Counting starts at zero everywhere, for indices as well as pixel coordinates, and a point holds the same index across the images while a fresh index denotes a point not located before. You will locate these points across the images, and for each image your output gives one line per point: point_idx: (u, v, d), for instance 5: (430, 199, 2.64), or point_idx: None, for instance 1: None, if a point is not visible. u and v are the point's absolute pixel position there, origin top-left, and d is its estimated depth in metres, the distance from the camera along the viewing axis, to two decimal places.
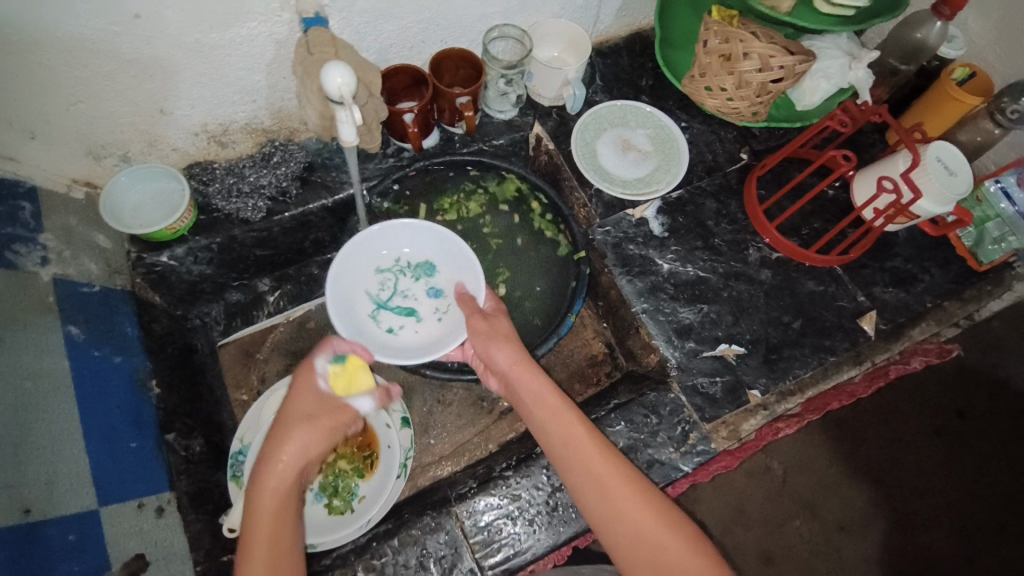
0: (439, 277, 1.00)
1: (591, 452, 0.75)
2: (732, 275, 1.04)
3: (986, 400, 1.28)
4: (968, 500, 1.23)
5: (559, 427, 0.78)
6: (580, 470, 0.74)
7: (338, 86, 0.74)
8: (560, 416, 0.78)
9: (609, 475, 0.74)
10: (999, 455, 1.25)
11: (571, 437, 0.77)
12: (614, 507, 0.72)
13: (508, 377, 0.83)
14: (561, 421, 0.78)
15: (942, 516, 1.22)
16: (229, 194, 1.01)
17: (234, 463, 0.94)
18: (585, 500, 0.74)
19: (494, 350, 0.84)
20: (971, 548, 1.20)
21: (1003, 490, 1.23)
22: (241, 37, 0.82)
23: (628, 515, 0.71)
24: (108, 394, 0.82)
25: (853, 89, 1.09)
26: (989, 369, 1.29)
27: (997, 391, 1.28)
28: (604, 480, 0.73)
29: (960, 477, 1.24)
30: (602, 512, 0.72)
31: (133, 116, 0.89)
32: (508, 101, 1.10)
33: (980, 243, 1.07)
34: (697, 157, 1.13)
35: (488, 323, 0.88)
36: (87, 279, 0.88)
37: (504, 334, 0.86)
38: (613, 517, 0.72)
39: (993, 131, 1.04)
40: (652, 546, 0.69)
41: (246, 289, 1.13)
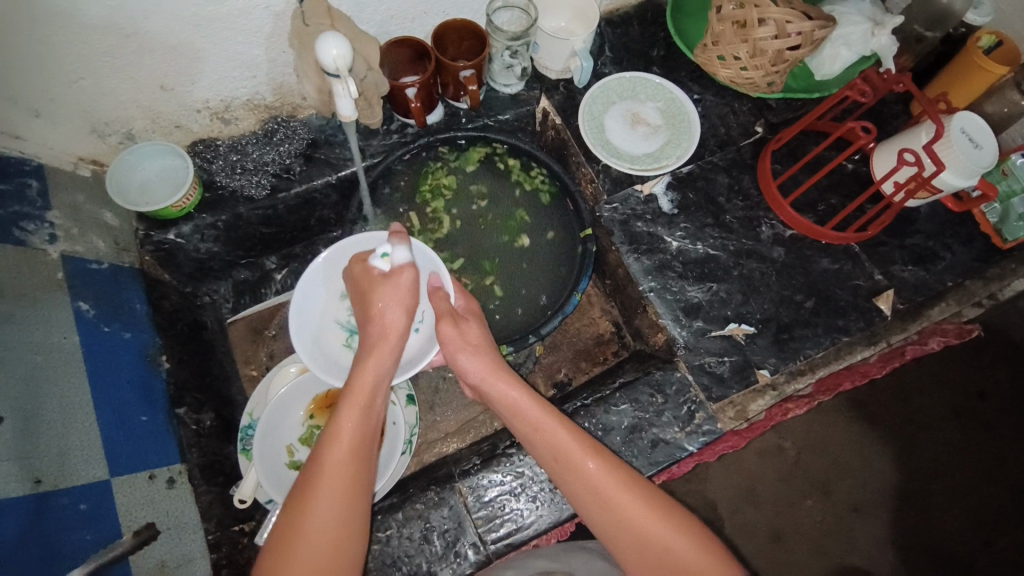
0: None
1: (583, 461, 0.74)
2: (743, 253, 1.01)
3: (1009, 382, 1.24)
4: (986, 482, 1.20)
5: (542, 436, 0.77)
6: (569, 477, 0.74)
7: (333, 58, 0.72)
8: (545, 428, 0.77)
9: (601, 478, 0.73)
10: (1018, 437, 1.22)
11: (556, 446, 0.76)
12: (609, 505, 0.72)
13: (480, 386, 0.83)
14: (546, 433, 0.77)
15: (959, 499, 1.19)
16: (233, 171, 1.01)
17: (244, 437, 0.97)
18: (580, 505, 0.74)
19: (461, 356, 0.83)
20: (987, 531, 1.18)
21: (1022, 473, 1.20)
22: (238, 9, 0.81)
23: (631, 520, 0.70)
24: (118, 369, 0.84)
25: (875, 57, 1.04)
26: (1013, 350, 1.25)
27: (1020, 372, 1.24)
28: (602, 489, 0.72)
29: (978, 459, 1.21)
30: (598, 513, 0.72)
31: (136, 93, 0.88)
32: (514, 74, 1.06)
33: (1005, 219, 1.01)
34: (709, 130, 1.09)
35: (460, 325, 0.84)
36: (95, 256, 0.89)
37: (474, 343, 0.83)
38: (608, 516, 0.71)
39: (1022, 103, 0.99)
40: (650, 541, 0.69)
41: (254, 267, 1.14)
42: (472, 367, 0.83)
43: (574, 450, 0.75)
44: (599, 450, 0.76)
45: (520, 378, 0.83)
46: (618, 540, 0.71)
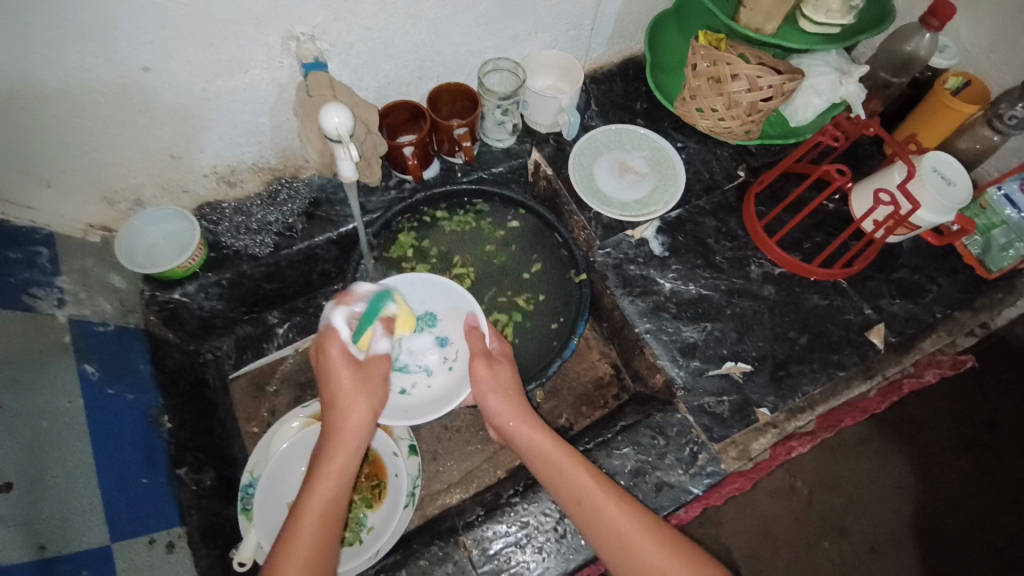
0: (442, 325, 0.99)
1: (604, 503, 0.75)
2: (735, 293, 1.03)
3: (1014, 409, 1.24)
4: (1003, 514, 1.18)
5: (565, 480, 0.78)
6: (591, 521, 0.74)
7: (335, 125, 0.77)
8: (567, 470, 0.78)
9: (622, 520, 0.73)
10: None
11: (578, 488, 0.76)
12: (629, 548, 0.71)
13: (506, 429, 0.85)
14: (567, 475, 0.78)
15: (979, 533, 1.17)
16: (238, 231, 1.04)
17: (244, 496, 0.95)
18: (604, 550, 0.73)
19: (487, 395, 0.85)
20: (1011, 566, 1.14)
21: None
22: (244, 83, 0.87)
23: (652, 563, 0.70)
24: (120, 431, 0.84)
25: (846, 103, 1.10)
26: (1015, 377, 1.25)
27: None
28: (623, 533, 0.72)
29: (992, 492, 1.19)
30: (621, 558, 0.71)
31: (145, 162, 0.93)
32: (505, 130, 1.12)
33: (988, 251, 1.05)
34: (695, 176, 1.14)
35: (492, 366, 0.87)
36: (102, 318, 0.91)
37: (505, 385, 0.86)
38: (631, 560, 0.71)
39: (993, 138, 1.04)
40: None
41: (257, 323, 1.16)
42: (496, 408, 0.85)
43: (596, 492, 0.76)
44: (618, 493, 0.77)
45: (545, 424, 0.84)
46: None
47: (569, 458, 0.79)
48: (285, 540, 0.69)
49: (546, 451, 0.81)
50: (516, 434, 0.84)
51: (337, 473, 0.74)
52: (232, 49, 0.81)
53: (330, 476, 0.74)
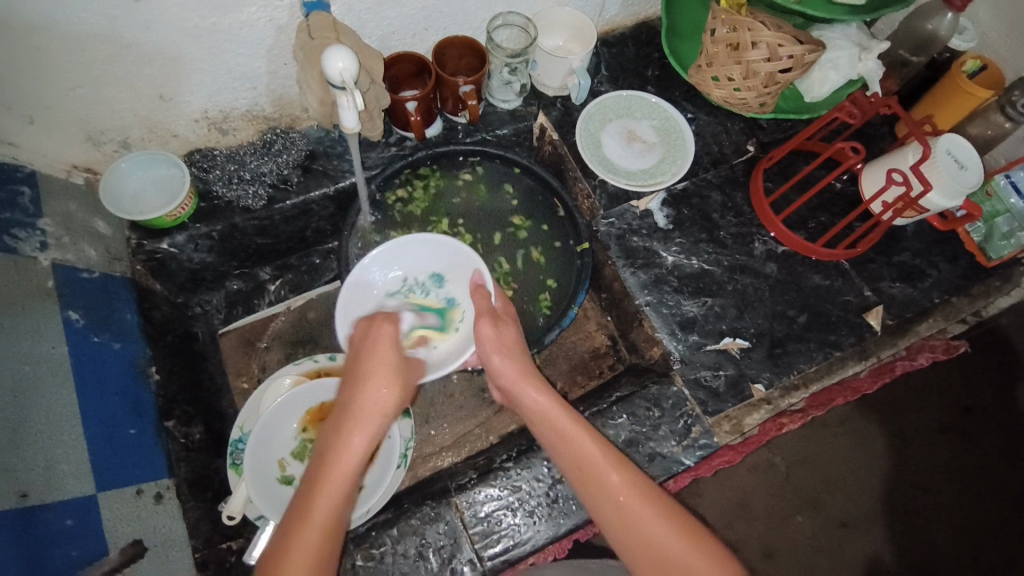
0: (450, 286, 0.96)
1: (605, 472, 0.74)
2: (737, 269, 1.02)
3: (995, 396, 1.27)
4: (975, 496, 1.21)
5: (570, 446, 0.77)
6: (591, 489, 0.74)
7: (339, 70, 0.73)
8: (569, 434, 0.77)
9: (622, 490, 0.73)
10: (1003, 452, 1.24)
11: (582, 456, 0.76)
12: (628, 516, 0.72)
13: (513, 392, 0.83)
14: (570, 439, 0.77)
15: (951, 511, 1.21)
16: (229, 181, 1.00)
17: (233, 451, 0.94)
18: (600, 515, 0.74)
19: (492, 355, 0.84)
20: (978, 544, 1.19)
21: (1011, 489, 1.22)
22: (241, 22, 0.82)
23: (648, 530, 0.70)
24: (108, 381, 0.82)
25: (863, 80, 1.06)
26: (997, 365, 1.27)
27: (1007, 388, 1.27)
28: (622, 500, 0.73)
29: (965, 475, 1.23)
30: (618, 526, 0.72)
31: (133, 101, 0.88)
32: (512, 91, 1.09)
33: (989, 238, 1.05)
34: (703, 148, 1.11)
35: (499, 327, 0.86)
36: (86, 264, 0.87)
37: (509, 347, 0.85)
38: (628, 529, 0.71)
39: (1005, 125, 1.02)
40: (669, 556, 0.69)
41: (247, 278, 1.12)
42: (501, 368, 0.83)
43: (598, 459, 0.75)
44: (622, 464, 0.76)
45: (551, 388, 0.83)
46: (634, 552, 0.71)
47: (574, 426, 0.78)
48: (306, 500, 0.67)
49: (551, 416, 0.79)
50: (522, 398, 0.81)
51: (366, 434, 0.71)
52: None
53: (358, 435, 0.71)
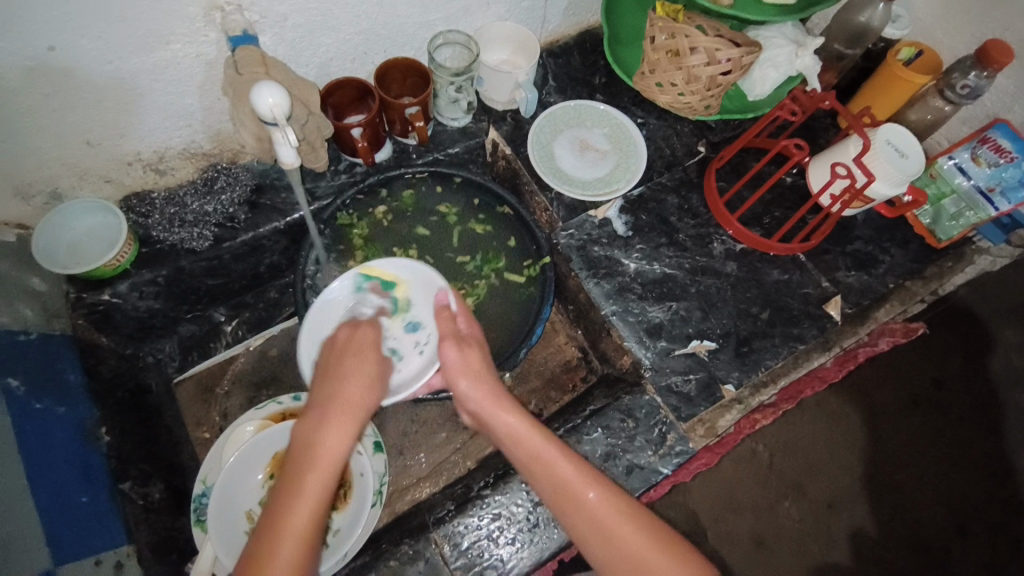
0: (416, 309, 0.92)
1: (580, 490, 0.73)
2: (699, 270, 1.03)
3: (957, 366, 1.30)
4: (948, 466, 1.24)
5: (544, 470, 0.75)
6: (570, 512, 0.73)
7: (270, 106, 0.70)
8: (541, 458, 0.76)
9: (600, 506, 0.72)
10: (971, 421, 1.27)
11: (557, 479, 0.74)
12: (611, 535, 0.70)
13: (481, 414, 0.81)
14: (542, 462, 0.75)
15: (927, 481, 1.24)
16: (171, 224, 0.96)
17: (197, 507, 0.90)
18: (578, 536, 0.72)
19: (458, 381, 0.81)
20: (956, 513, 1.22)
21: (982, 455, 1.25)
22: (166, 61, 0.78)
23: (626, 546, 0.69)
24: (55, 449, 0.77)
25: (802, 76, 1.09)
26: (956, 336, 1.31)
27: (968, 357, 1.30)
28: (601, 519, 0.71)
29: (938, 446, 1.25)
30: (602, 547, 0.70)
31: (60, 150, 0.83)
32: (459, 108, 1.07)
33: (938, 221, 1.08)
34: (656, 152, 1.12)
35: (461, 347, 0.83)
36: (22, 326, 0.82)
37: (476, 368, 0.82)
38: (611, 547, 0.70)
39: (944, 108, 1.05)
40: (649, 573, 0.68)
41: (201, 321, 1.09)
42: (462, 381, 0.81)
43: (572, 479, 0.74)
44: (599, 484, 0.74)
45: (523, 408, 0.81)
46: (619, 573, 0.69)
47: (546, 447, 0.76)
48: (285, 504, 0.66)
49: (523, 439, 0.77)
50: (490, 419, 0.79)
51: (344, 436, 0.71)
52: (148, 21, 0.72)
53: (334, 436, 0.70)
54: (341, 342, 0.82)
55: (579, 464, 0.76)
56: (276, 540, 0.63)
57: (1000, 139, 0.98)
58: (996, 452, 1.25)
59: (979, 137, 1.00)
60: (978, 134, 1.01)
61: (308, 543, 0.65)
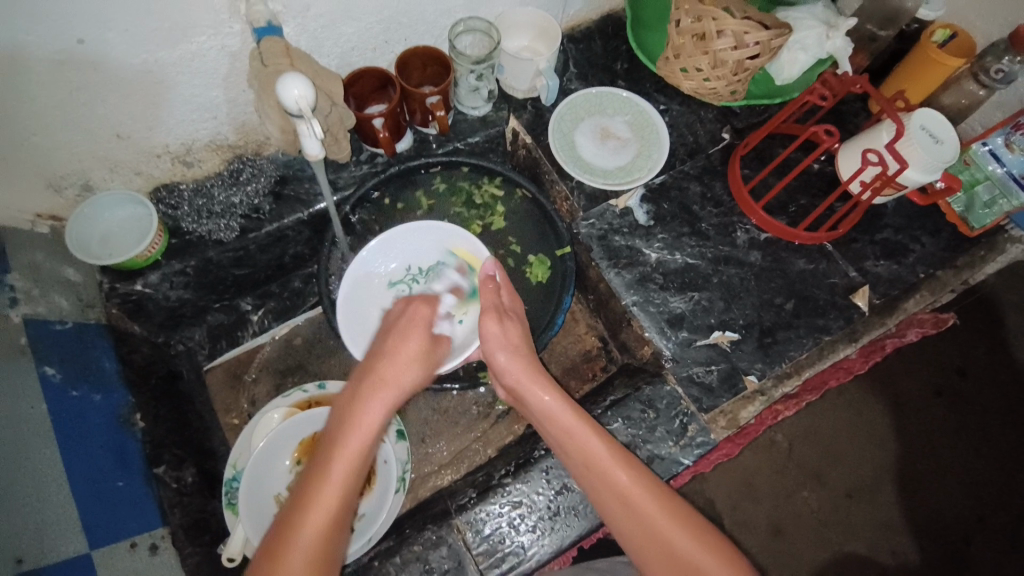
0: (454, 276, 1.00)
1: (614, 470, 0.74)
2: (721, 260, 1.02)
3: (987, 356, 1.27)
4: (974, 456, 1.22)
5: (575, 446, 0.76)
6: (600, 486, 0.74)
7: (295, 98, 0.71)
8: (577, 434, 0.77)
9: (632, 486, 0.72)
10: (1001, 412, 1.24)
11: (589, 454, 0.75)
12: (637, 513, 0.71)
13: (516, 387, 0.83)
14: (578, 439, 0.76)
15: (952, 472, 1.21)
16: (199, 215, 0.97)
17: (229, 490, 0.94)
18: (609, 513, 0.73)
19: (495, 354, 0.84)
20: (982, 505, 1.20)
21: (1012, 447, 1.22)
22: (191, 53, 0.79)
23: (657, 527, 0.70)
24: (90, 433, 0.81)
25: (832, 58, 1.03)
26: (987, 326, 1.28)
27: (998, 347, 1.27)
28: (631, 496, 0.72)
29: (964, 437, 1.23)
30: (632, 527, 0.71)
31: (90, 144, 0.85)
32: (480, 96, 1.06)
33: (971, 208, 1.05)
34: (679, 139, 1.10)
35: (501, 321, 0.86)
36: (59, 315, 0.86)
37: (513, 343, 0.85)
38: (641, 528, 0.70)
39: (978, 93, 1.02)
40: (678, 554, 0.68)
41: (229, 310, 1.11)
42: (504, 365, 0.83)
43: (605, 456, 0.75)
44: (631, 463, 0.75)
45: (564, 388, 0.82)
46: (644, 549, 0.70)
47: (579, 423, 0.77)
48: (311, 486, 0.66)
49: (557, 414, 0.79)
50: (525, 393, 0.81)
51: (373, 417, 0.72)
52: (173, 13, 0.73)
53: (361, 419, 0.71)
54: (392, 319, 0.86)
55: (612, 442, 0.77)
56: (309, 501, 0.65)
57: None
58: None
59: (1011, 124, 0.97)
60: (1013, 118, 0.97)
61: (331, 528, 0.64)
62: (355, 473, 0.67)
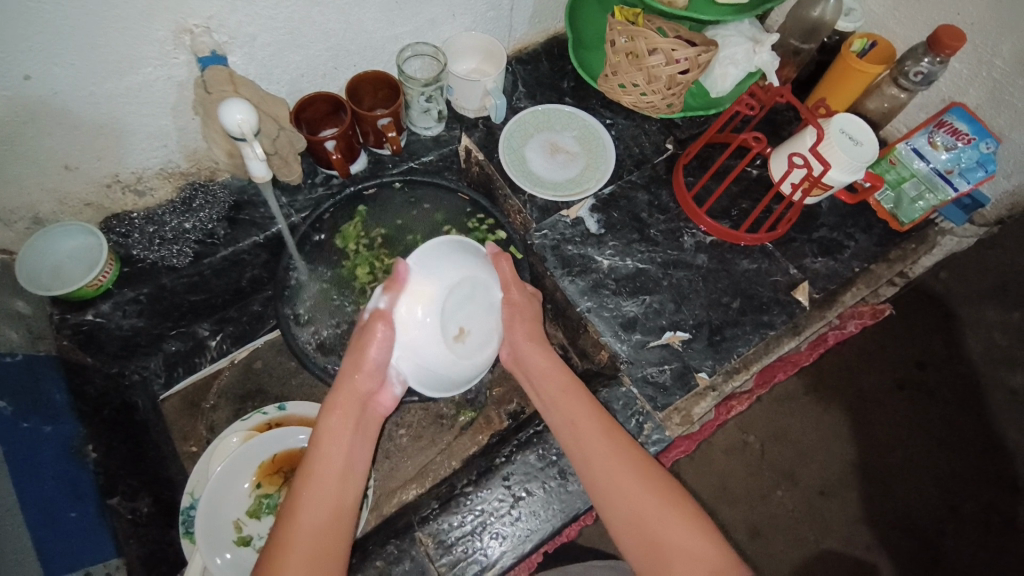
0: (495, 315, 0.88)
1: (597, 434, 0.78)
2: (670, 264, 1.06)
3: (943, 347, 1.31)
4: (937, 446, 1.25)
5: (565, 405, 0.82)
6: (584, 441, 0.78)
7: (238, 123, 0.74)
8: (568, 398, 0.82)
9: (611, 445, 0.78)
10: (959, 402, 1.28)
11: (577, 418, 0.80)
12: (615, 475, 0.75)
13: (516, 351, 0.89)
14: (568, 402, 0.82)
15: (918, 460, 1.25)
16: (151, 243, 0.98)
17: (186, 519, 0.93)
18: (585, 470, 0.77)
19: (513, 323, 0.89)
20: (949, 492, 1.23)
21: (975, 435, 1.26)
22: (137, 84, 0.81)
23: (632, 488, 0.74)
24: (40, 465, 0.79)
25: (760, 72, 1.14)
26: (942, 316, 1.32)
27: (952, 337, 1.31)
28: (612, 460, 0.76)
29: (929, 427, 1.26)
30: (607, 486, 0.75)
31: (36, 178, 0.85)
32: (431, 117, 1.10)
33: (900, 205, 1.11)
34: (625, 151, 1.15)
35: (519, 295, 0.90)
36: (9, 349, 0.84)
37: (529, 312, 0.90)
38: (612, 483, 0.75)
39: (899, 96, 1.09)
40: (643, 516, 0.72)
41: (186, 337, 1.10)
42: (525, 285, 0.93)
43: (590, 420, 0.80)
44: (610, 430, 0.80)
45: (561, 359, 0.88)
46: (618, 509, 0.74)
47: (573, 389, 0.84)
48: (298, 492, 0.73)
49: (553, 377, 0.85)
50: (526, 356, 0.88)
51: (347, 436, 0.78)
52: (115, 47, 0.75)
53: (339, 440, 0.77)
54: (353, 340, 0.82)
55: (595, 409, 0.82)
56: (293, 512, 0.71)
57: (956, 122, 1.02)
58: (988, 431, 1.26)
59: (936, 122, 1.04)
60: (933, 119, 1.04)
61: (331, 517, 0.71)
62: (338, 487, 0.74)
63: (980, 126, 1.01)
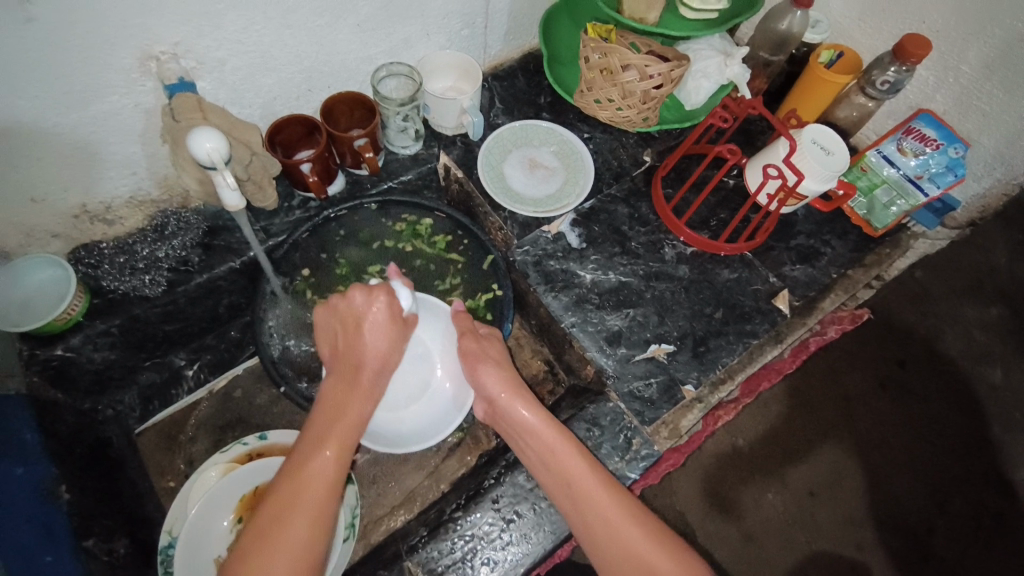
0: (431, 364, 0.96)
1: (592, 487, 0.76)
2: (653, 276, 1.06)
3: (922, 346, 1.33)
4: (923, 443, 1.27)
5: (555, 459, 0.79)
6: (577, 496, 0.76)
7: (208, 152, 0.72)
8: (558, 452, 0.79)
9: (606, 498, 0.76)
10: (942, 400, 1.30)
11: (568, 472, 0.78)
12: (612, 528, 0.74)
13: (495, 401, 0.86)
14: (558, 457, 0.79)
15: (904, 459, 1.26)
16: (121, 272, 0.95)
17: (164, 559, 0.89)
18: (580, 525, 0.76)
19: (480, 367, 0.87)
20: (934, 490, 1.24)
21: (957, 431, 1.28)
22: (104, 113, 0.79)
23: (630, 540, 0.72)
24: (11, 509, 0.75)
25: (731, 85, 1.16)
26: (921, 316, 1.34)
27: (931, 335, 1.33)
28: (607, 512, 0.74)
29: (914, 425, 1.28)
30: (603, 541, 0.74)
31: (0, 211, 0.82)
32: (409, 136, 1.09)
33: (872, 211, 1.14)
34: (604, 165, 1.16)
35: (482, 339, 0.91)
36: None
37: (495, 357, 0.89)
38: (608, 537, 0.73)
39: (868, 105, 1.12)
40: (640, 568, 0.71)
41: (162, 367, 1.07)
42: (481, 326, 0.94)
43: (584, 474, 0.77)
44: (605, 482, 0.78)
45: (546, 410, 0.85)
46: (614, 562, 0.72)
47: (561, 440, 0.80)
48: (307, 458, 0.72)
49: (540, 433, 0.81)
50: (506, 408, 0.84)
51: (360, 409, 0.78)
52: (80, 77, 0.73)
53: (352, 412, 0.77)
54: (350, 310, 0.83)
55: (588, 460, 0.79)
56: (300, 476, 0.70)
57: (924, 128, 1.04)
58: (971, 427, 1.28)
59: (903, 129, 1.06)
60: (902, 126, 1.06)
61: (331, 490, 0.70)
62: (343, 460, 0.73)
63: (948, 132, 1.02)
